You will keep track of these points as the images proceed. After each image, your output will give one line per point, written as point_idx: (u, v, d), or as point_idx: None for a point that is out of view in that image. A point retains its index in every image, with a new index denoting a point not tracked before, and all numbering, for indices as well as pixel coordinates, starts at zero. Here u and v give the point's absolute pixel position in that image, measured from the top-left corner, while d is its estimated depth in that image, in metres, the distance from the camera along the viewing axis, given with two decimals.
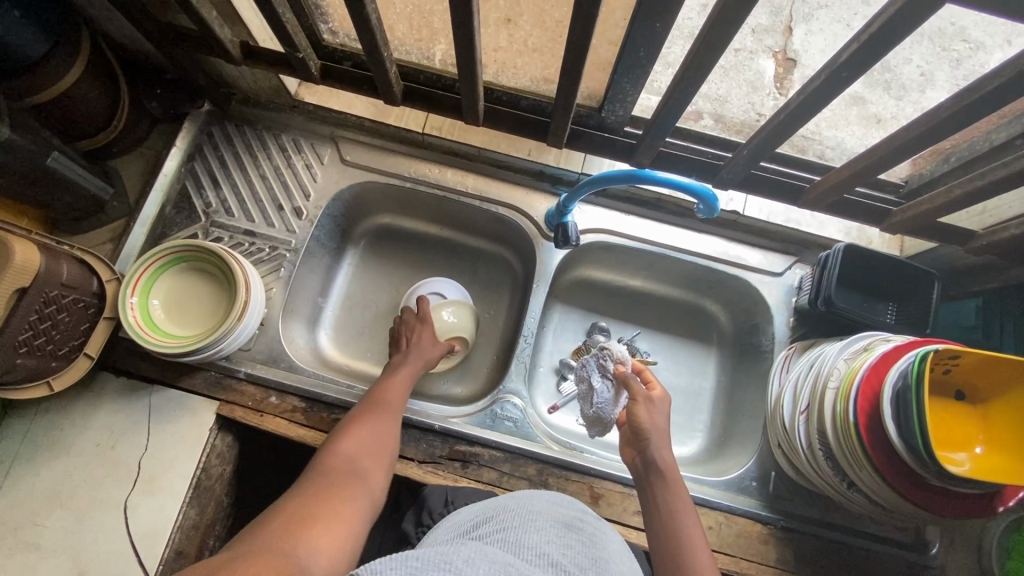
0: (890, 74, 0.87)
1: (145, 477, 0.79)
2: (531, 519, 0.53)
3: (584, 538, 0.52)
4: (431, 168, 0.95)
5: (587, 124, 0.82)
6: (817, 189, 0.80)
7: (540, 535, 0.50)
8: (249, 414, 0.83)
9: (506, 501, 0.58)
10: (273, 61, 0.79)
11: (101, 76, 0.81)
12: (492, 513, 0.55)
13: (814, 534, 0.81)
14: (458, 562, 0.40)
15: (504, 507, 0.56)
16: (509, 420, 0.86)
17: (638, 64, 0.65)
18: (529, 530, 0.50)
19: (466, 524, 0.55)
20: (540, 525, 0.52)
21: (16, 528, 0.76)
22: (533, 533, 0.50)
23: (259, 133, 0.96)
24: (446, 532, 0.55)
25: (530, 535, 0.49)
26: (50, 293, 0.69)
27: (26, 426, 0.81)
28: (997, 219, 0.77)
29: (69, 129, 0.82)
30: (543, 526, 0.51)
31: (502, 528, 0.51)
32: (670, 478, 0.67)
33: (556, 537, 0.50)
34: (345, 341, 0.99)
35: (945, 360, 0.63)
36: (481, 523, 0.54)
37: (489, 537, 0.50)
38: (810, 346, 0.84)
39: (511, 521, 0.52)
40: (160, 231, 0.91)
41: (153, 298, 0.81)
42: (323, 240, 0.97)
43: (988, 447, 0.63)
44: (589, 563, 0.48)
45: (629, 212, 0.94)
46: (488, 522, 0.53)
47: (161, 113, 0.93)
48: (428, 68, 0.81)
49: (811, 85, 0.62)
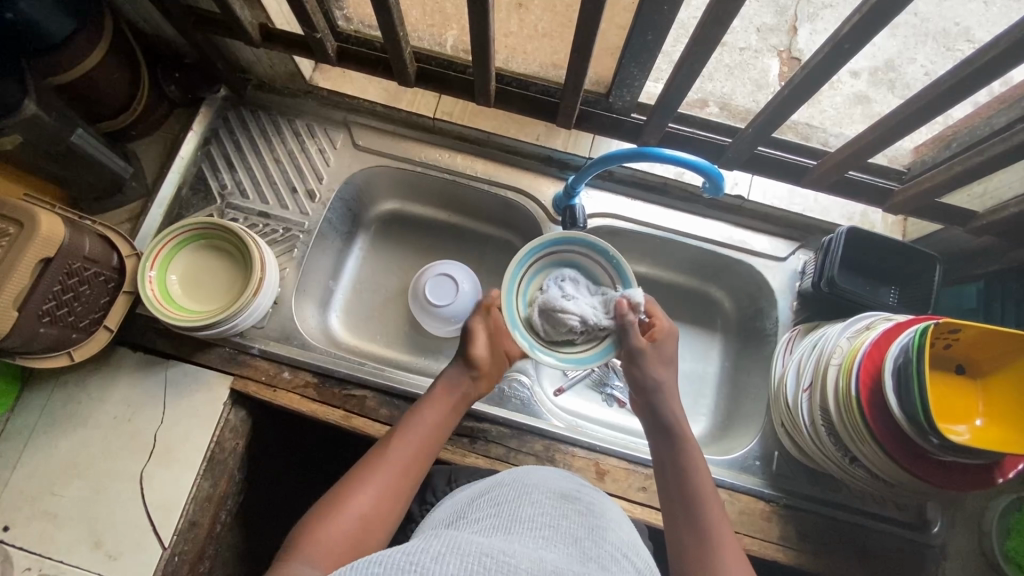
0: (894, 73, 0.90)
1: (160, 449, 0.81)
2: (525, 494, 0.51)
3: (579, 508, 0.50)
4: (441, 153, 0.97)
5: (595, 108, 0.83)
6: (820, 168, 0.81)
7: (533, 509, 0.48)
8: (262, 389, 0.85)
9: (504, 476, 0.57)
10: (290, 44, 0.81)
11: (122, 58, 0.83)
12: (487, 490, 0.54)
13: (816, 512, 0.82)
14: (426, 562, 0.36)
15: (501, 482, 0.55)
16: (517, 398, 0.87)
17: (645, 48, 0.66)
18: (522, 505, 0.49)
19: (462, 503, 0.54)
20: (535, 498, 0.50)
21: (35, 497, 0.78)
22: (526, 506, 0.49)
23: (273, 118, 0.99)
24: (443, 511, 0.54)
25: (522, 510, 0.48)
26: (73, 265, 0.71)
27: (44, 399, 0.83)
28: (998, 201, 0.79)
29: (90, 109, 0.85)
30: (537, 499, 0.50)
31: (495, 504, 0.50)
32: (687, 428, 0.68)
33: (550, 508, 0.49)
34: (354, 323, 1.00)
35: (945, 333, 0.64)
36: (476, 500, 0.52)
37: (481, 513, 0.49)
38: (813, 328, 0.85)
39: (503, 500, 0.50)
40: (177, 212, 0.93)
41: (170, 274, 0.83)
42: (335, 223, 0.99)
43: (989, 420, 0.64)
44: (585, 532, 0.46)
45: (635, 197, 0.96)
46: (482, 499, 0.52)
47: (179, 96, 0.95)
48: (440, 53, 0.82)
49: (814, 63, 0.64)
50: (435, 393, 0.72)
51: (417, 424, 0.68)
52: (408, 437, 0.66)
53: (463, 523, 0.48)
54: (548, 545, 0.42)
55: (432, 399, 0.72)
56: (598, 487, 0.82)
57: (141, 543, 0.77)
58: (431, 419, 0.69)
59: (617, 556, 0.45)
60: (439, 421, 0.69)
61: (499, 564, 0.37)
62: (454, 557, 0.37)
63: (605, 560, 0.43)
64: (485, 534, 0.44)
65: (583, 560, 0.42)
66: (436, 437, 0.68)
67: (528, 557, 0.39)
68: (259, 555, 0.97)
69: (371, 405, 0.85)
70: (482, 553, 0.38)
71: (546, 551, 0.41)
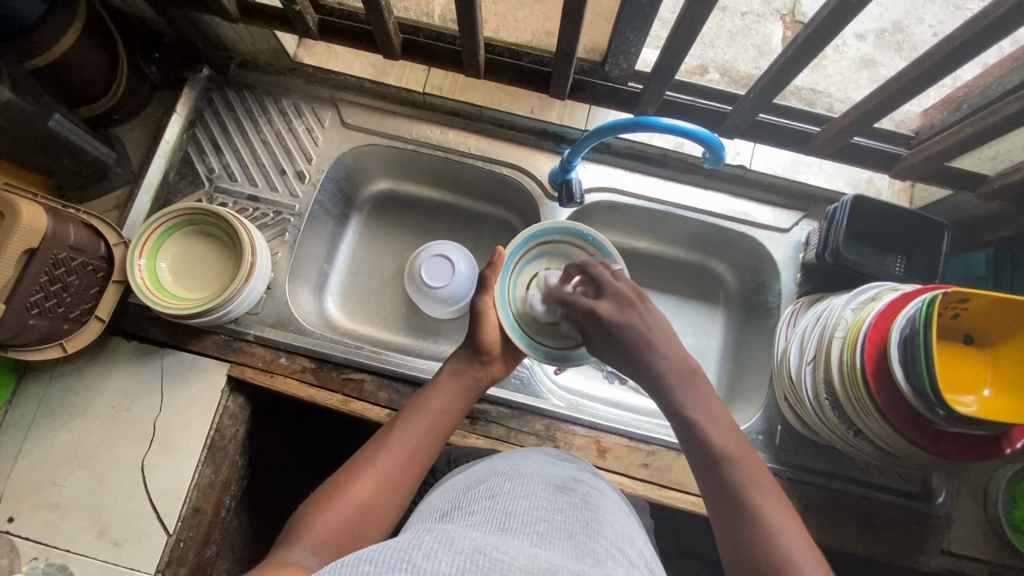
0: (901, 35, 0.87)
1: (160, 437, 0.80)
2: (520, 484, 0.51)
3: (575, 501, 0.49)
4: (432, 130, 0.95)
5: (591, 78, 0.80)
6: (825, 134, 0.78)
7: (529, 501, 0.47)
8: (260, 375, 0.84)
9: (500, 464, 0.56)
10: (271, 18, 0.78)
11: (98, 38, 0.80)
12: (483, 479, 0.53)
13: (820, 484, 0.82)
14: (421, 560, 0.35)
15: (496, 470, 0.54)
16: (517, 377, 0.86)
17: (642, 12, 0.63)
18: (517, 498, 0.48)
19: (458, 491, 0.53)
20: (531, 489, 0.50)
21: (38, 488, 0.78)
22: (521, 499, 0.48)
23: (259, 98, 0.96)
24: (438, 500, 0.53)
25: (517, 503, 0.47)
26: (59, 255, 0.70)
27: (41, 391, 0.82)
28: (1010, 163, 0.76)
29: (69, 94, 0.82)
30: (532, 491, 0.49)
31: (490, 495, 0.49)
32: (696, 384, 0.63)
33: (546, 501, 0.48)
34: (351, 306, 0.99)
35: (953, 303, 0.63)
36: (471, 490, 0.52)
37: (475, 505, 0.48)
38: (817, 300, 0.83)
39: (500, 491, 0.50)
40: (165, 198, 0.91)
41: (160, 262, 0.82)
42: (327, 205, 0.96)
43: (996, 390, 0.63)
44: (580, 526, 0.45)
45: (633, 170, 0.93)
46: (478, 489, 0.51)
47: (161, 79, 0.92)
48: (427, 24, 0.79)
49: (818, 21, 0.61)
50: (443, 377, 0.71)
51: (425, 408, 0.67)
52: (415, 422, 0.65)
53: (459, 514, 0.47)
54: (543, 541, 0.42)
55: (439, 386, 0.70)
56: (599, 465, 0.82)
57: (145, 530, 0.77)
58: (437, 405, 0.68)
59: (614, 550, 0.44)
60: (447, 407, 0.68)
61: (496, 562, 0.36)
62: (446, 553, 0.36)
63: (600, 554, 0.42)
64: (479, 528, 0.43)
65: (578, 555, 0.41)
66: (443, 424, 0.67)
67: (525, 555, 0.38)
68: (265, 538, 0.98)
69: (369, 389, 0.84)
70: (478, 551, 0.37)
71: (542, 549, 0.41)
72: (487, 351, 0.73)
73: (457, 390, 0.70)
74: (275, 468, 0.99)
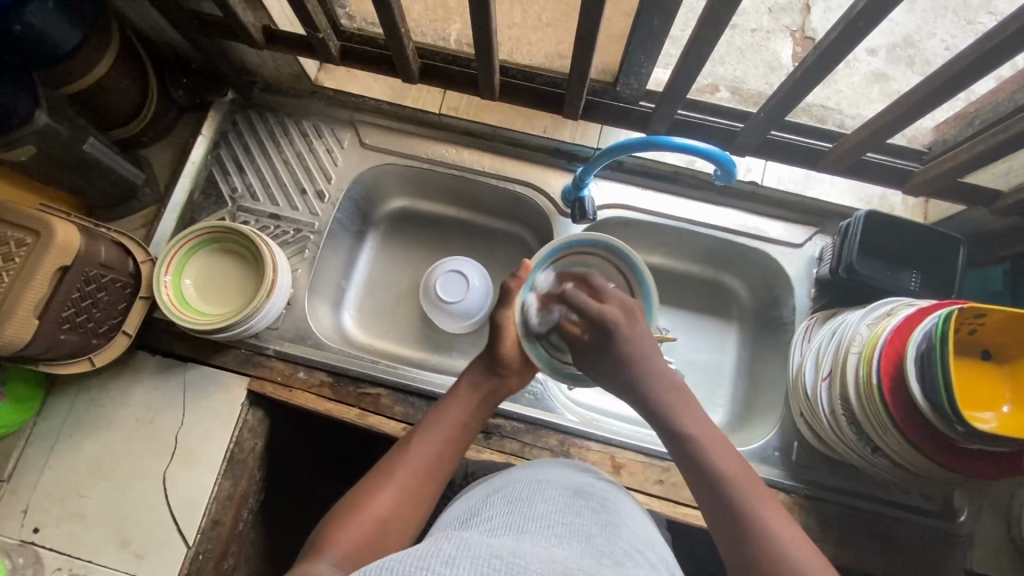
0: (912, 49, 0.88)
1: (182, 450, 0.82)
2: (538, 489, 0.51)
3: (593, 504, 0.50)
4: (448, 150, 0.97)
5: (602, 98, 0.82)
6: (836, 150, 0.79)
7: (546, 505, 0.48)
8: (279, 389, 0.86)
9: (517, 473, 0.57)
10: (294, 45, 0.81)
11: (131, 65, 0.84)
12: (500, 487, 0.54)
13: (837, 501, 0.81)
14: (439, 563, 0.36)
15: (512, 478, 0.55)
16: (530, 393, 0.87)
17: (652, 34, 0.65)
18: (534, 503, 0.49)
19: (475, 500, 0.54)
20: (547, 494, 0.50)
21: (64, 499, 0.80)
22: (539, 504, 0.48)
23: (281, 120, 0.99)
24: (456, 509, 0.54)
25: (535, 507, 0.48)
26: (90, 272, 0.72)
27: (68, 405, 0.84)
28: (1022, 178, 0.76)
29: (102, 118, 0.86)
30: (549, 496, 0.50)
31: (507, 501, 0.50)
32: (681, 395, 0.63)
33: (564, 504, 0.49)
34: (368, 322, 1.01)
35: (971, 318, 0.63)
36: (488, 497, 0.52)
37: (492, 512, 0.49)
38: (832, 315, 0.83)
39: (517, 496, 0.50)
40: (190, 216, 0.94)
41: (186, 277, 0.84)
42: (345, 222, 0.99)
43: (1017, 405, 0.63)
44: (598, 529, 0.46)
45: (646, 187, 0.94)
46: (495, 496, 0.52)
47: (188, 101, 0.96)
48: (444, 49, 0.82)
49: (827, 41, 0.62)
50: (462, 388, 0.72)
51: (442, 421, 0.67)
52: (434, 434, 0.66)
53: (476, 521, 0.48)
54: (560, 543, 0.42)
55: (456, 399, 0.70)
56: (614, 480, 0.82)
57: (166, 542, 0.78)
58: (455, 417, 0.68)
59: (631, 552, 0.44)
60: (464, 419, 0.69)
61: (512, 565, 0.37)
62: (465, 559, 0.37)
63: (618, 556, 0.43)
64: (497, 533, 0.44)
65: (596, 556, 0.41)
66: (461, 436, 0.68)
67: (541, 557, 0.39)
68: (281, 551, 0.99)
69: (386, 403, 0.85)
70: (497, 555, 0.38)
71: (558, 549, 0.41)
72: (506, 365, 0.73)
73: (477, 399, 0.71)
74: (291, 481, 1.01)
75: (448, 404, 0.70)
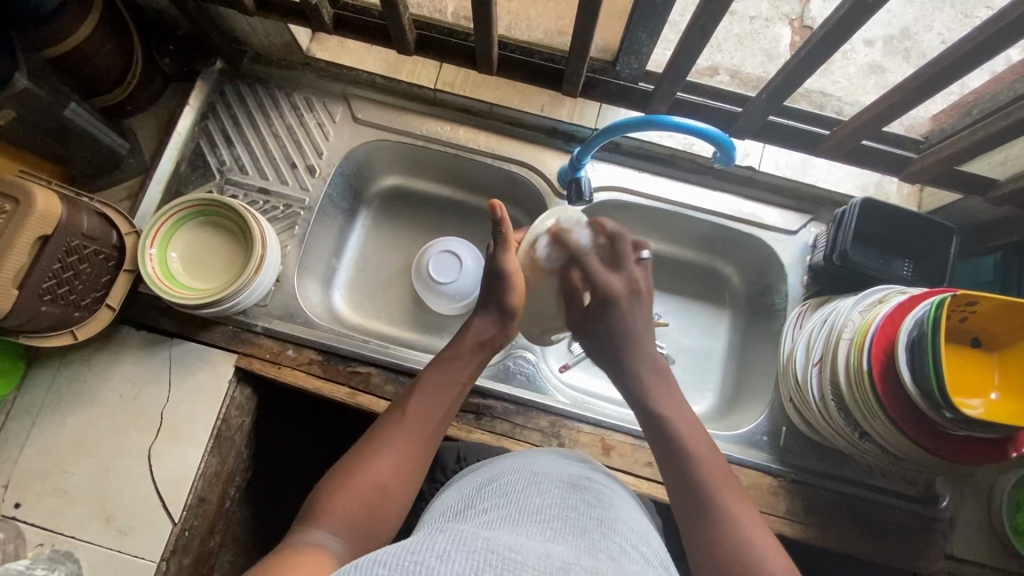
0: (909, 41, 0.86)
1: (168, 427, 0.81)
2: (534, 481, 0.51)
3: (589, 500, 0.49)
4: (443, 126, 0.95)
5: (602, 76, 0.80)
6: (836, 136, 0.79)
7: (542, 499, 0.48)
8: (267, 366, 0.84)
9: (514, 461, 0.56)
10: (287, 12, 0.79)
11: (114, 29, 0.81)
12: (497, 476, 0.53)
13: (823, 486, 0.82)
14: (431, 561, 0.36)
15: (510, 467, 0.55)
16: (522, 374, 0.87)
17: (654, 11, 0.63)
18: (529, 496, 0.48)
19: (470, 489, 0.53)
20: (543, 487, 0.50)
21: (46, 475, 0.79)
22: (534, 498, 0.48)
23: (271, 92, 0.96)
24: (450, 498, 0.54)
25: (530, 502, 0.48)
26: (71, 243, 0.70)
27: (50, 379, 0.83)
28: (1019, 169, 0.76)
29: (85, 83, 0.83)
30: (544, 489, 0.50)
31: (502, 494, 0.50)
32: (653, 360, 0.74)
33: (559, 498, 0.48)
34: (359, 301, 1.00)
35: (962, 306, 0.63)
36: (484, 488, 0.52)
37: (488, 505, 0.48)
38: (824, 302, 0.83)
39: (512, 488, 0.50)
40: (176, 189, 0.92)
41: (172, 251, 0.82)
42: (336, 199, 0.97)
43: (1003, 393, 0.64)
44: (593, 525, 0.45)
45: (642, 169, 0.93)
46: (489, 488, 0.52)
47: (174, 70, 0.93)
48: (441, 21, 0.79)
49: (834, 19, 0.61)
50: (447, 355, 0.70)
51: (430, 391, 0.66)
52: (422, 401, 0.64)
53: (472, 513, 0.48)
54: (556, 539, 0.42)
55: (442, 368, 0.69)
56: (604, 462, 0.82)
57: (151, 519, 0.77)
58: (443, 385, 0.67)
59: (627, 549, 0.44)
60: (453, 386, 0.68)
61: (505, 560, 0.36)
62: (459, 554, 0.37)
63: (614, 553, 0.43)
64: (491, 527, 0.44)
65: (593, 552, 0.41)
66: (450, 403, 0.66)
67: (533, 551, 0.39)
68: (267, 530, 0.98)
69: (376, 382, 0.85)
70: (491, 549, 0.38)
71: (553, 545, 0.41)
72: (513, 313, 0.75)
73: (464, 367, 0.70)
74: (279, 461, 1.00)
75: (432, 370, 0.68)
